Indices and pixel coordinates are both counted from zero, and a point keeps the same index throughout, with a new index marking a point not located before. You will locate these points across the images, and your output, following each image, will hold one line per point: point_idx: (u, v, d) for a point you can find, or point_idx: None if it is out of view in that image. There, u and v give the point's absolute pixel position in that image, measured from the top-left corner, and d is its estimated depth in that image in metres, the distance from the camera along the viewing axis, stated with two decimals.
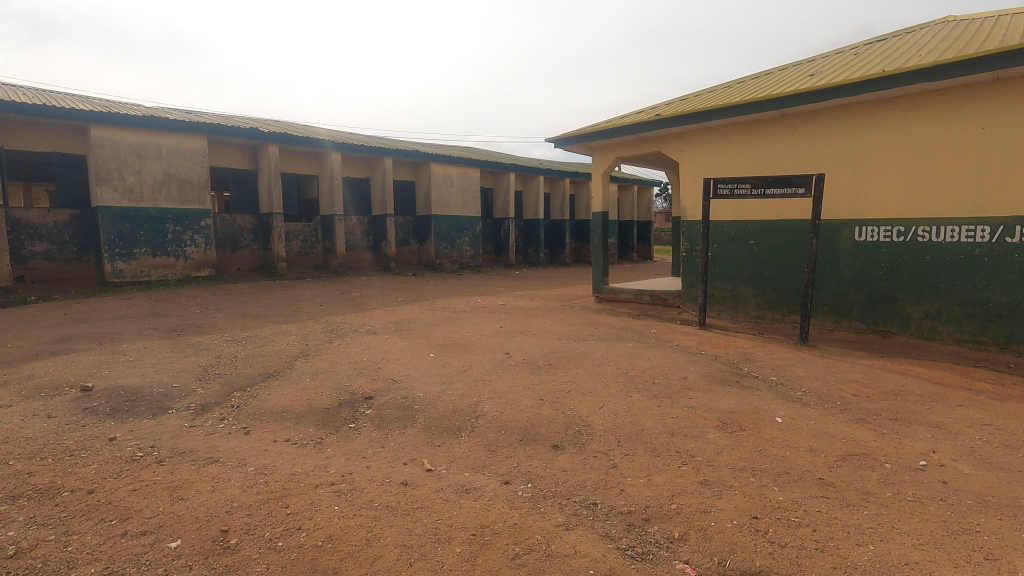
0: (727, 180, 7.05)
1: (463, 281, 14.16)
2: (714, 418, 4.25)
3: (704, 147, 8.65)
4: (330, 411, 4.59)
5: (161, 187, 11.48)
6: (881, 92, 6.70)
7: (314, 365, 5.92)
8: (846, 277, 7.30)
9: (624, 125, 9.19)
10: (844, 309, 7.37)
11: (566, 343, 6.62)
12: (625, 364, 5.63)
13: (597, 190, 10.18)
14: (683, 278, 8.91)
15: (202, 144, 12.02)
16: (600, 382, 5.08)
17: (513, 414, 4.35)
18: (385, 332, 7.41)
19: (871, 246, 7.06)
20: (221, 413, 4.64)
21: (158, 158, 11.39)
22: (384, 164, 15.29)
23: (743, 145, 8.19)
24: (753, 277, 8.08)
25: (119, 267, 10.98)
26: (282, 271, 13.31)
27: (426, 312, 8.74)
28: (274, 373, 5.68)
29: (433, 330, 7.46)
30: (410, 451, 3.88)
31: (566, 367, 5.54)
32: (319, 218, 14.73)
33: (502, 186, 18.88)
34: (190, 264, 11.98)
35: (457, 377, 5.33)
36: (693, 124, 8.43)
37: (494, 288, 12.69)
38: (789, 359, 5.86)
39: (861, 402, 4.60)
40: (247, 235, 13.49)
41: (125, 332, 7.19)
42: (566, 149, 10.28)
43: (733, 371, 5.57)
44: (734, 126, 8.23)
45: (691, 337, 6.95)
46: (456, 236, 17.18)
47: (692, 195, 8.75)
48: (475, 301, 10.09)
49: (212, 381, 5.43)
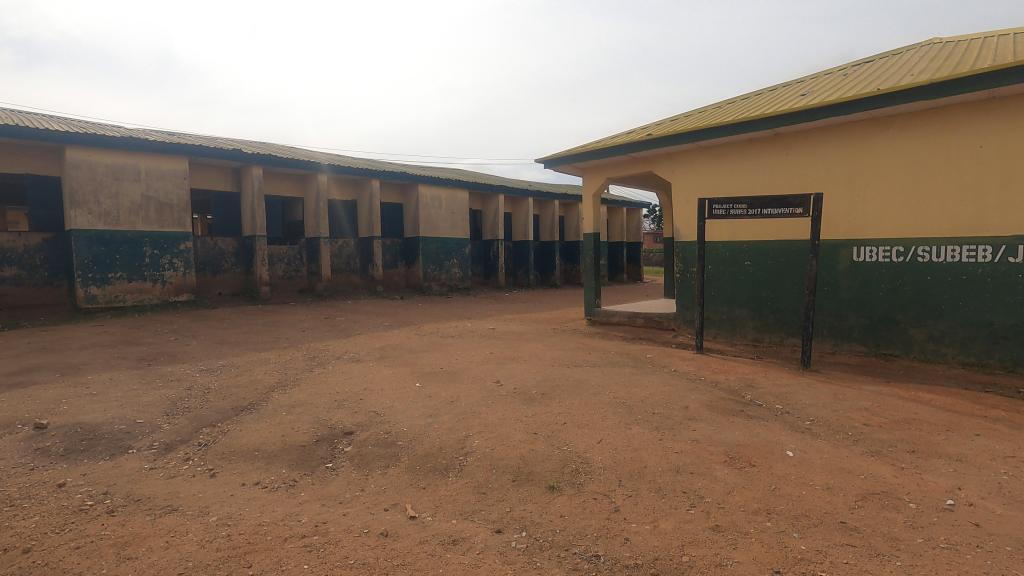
0: (723, 201, 6.86)
1: (452, 304, 13.83)
2: (721, 454, 3.96)
3: (696, 168, 8.49)
4: (306, 449, 4.24)
5: (139, 210, 11.12)
6: (876, 111, 6.60)
7: (292, 397, 5.56)
8: (845, 299, 7.11)
9: (614, 146, 9.03)
10: (844, 332, 7.16)
11: (559, 370, 6.31)
12: (622, 393, 5.33)
13: (588, 211, 9.98)
14: (677, 300, 8.67)
15: (184, 166, 11.70)
16: (596, 413, 4.77)
17: (505, 451, 4.02)
18: (368, 360, 7.05)
19: (870, 266, 6.89)
20: (186, 452, 4.26)
21: (137, 180, 11.06)
22: (371, 186, 15.03)
23: (736, 165, 8.04)
24: (750, 299, 7.88)
25: (92, 292, 10.53)
26: (265, 295, 12.89)
27: (413, 338, 8.40)
28: (248, 406, 5.29)
29: (419, 356, 7.12)
30: (392, 494, 3.53)
31: (560, 397, 5.22)
32: (304, 241, 14.40)
33: (491, 208, 18.73)
34: (168, 289, 11.55)
35: (445, 409, 5.00)
36: (684, 143, 8.28)
37: (483, 311, 12.38)
38: (793, 386, 5.59)
39: (875, 433, 4.33)
40: (229, 259, 13.11)
41: (91, 362, 6.76)
42: (556, 170, 10.09)
43: (736, 399, 5.28)
44: (726, 145, 8.10)
45: (688, 362, 6.69)
46: (444, 258, 16.93)
47: (685, 215, 8.56)
48: (463, 325, 9.76)
49: (180, 415, 5.04)
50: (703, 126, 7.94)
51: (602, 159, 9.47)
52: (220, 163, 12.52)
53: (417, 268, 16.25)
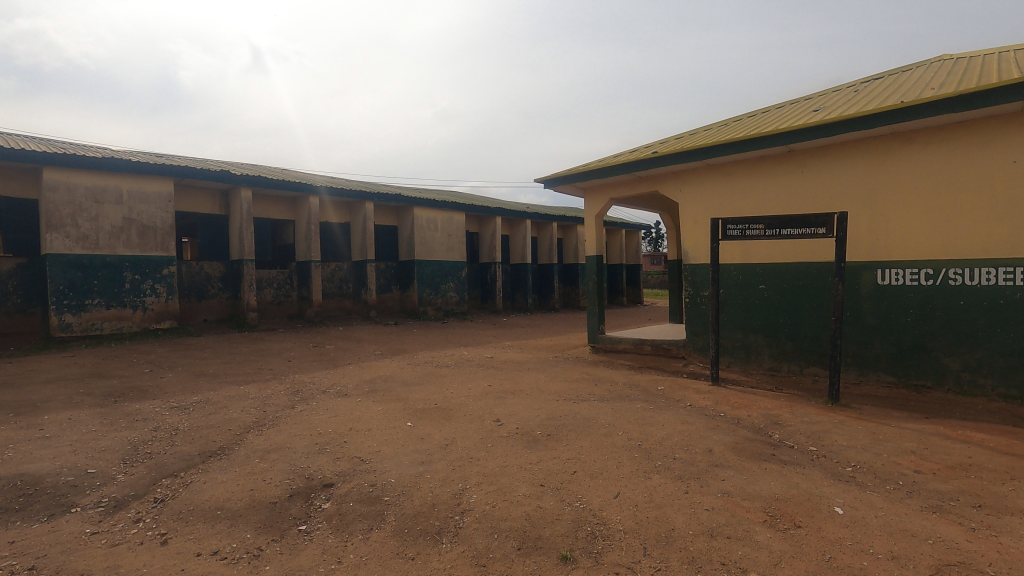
0: (737, 221, 6.39)
1: (448, 330, 13.28)
2: (759, 511, 3.40)
3: (704, 187, 8.05)
4: (277, 507, 3.66)
5: (120, 234, 10.63)
6: (899, 125, 6.20)
7: (268, 440, 4.98)
8: (869, 325, 6.62)
9: (617, 164, 8.62)
10: (869, 361, 6.65)
11: (565, 405, 5.75)
12: (636, 434, 4.76)
13: (590, 232, 9.53)
14: (687, 326, 8.16)
15: (168, 188, 11.25)
16: (610, 459, 4.20)
17: (507, 509, 3.45)
18: (356, 395, 6.47)
19: (897, 290, 6.42)
20: (138, 512, 3.67)
21: (118, 203, 10.59)
22: (364, 208, 14.61)
23: (747, 183, 7.60)
24: (766, 325, 7.38)
25: (67, 320, 9.95)
26: (252, 321, 12.33)
27: (406, 368, 7.83)
28: (217, 452, 4.71)
29: (411, 390, 6.56)
30: (374, 568, 2.96)
31: (568, 439, 4.66)
32: (295, 265, 13.90)
33: (488, 230, 18.32)
34: (149, 316, 10.97)
35: (438, 455, 4.43)
36: (692, 161, 7.87)
37: (480, 338, 11.82)
38: (824, 423, 5.05)
39: (930, 483, 3.79)
40: (216, 284, 12.57)
41: (52, 399, 6.16)
42: (556, 191, 9.66)
43: (763, 440, 4.73)
44: (737, 163, 7.68)
45: (704, 396, 6.15)
46: (440, 282, 16.43)
47: (694, 236, 8.11)
48: (459, 354, 9.20)
49: (139, 464, 4.46)
50: (712, 143, 7.54)
51: (604, 179, 9.05)
52: (207, 185, 12.08)
53: (412, 292, 15.73)
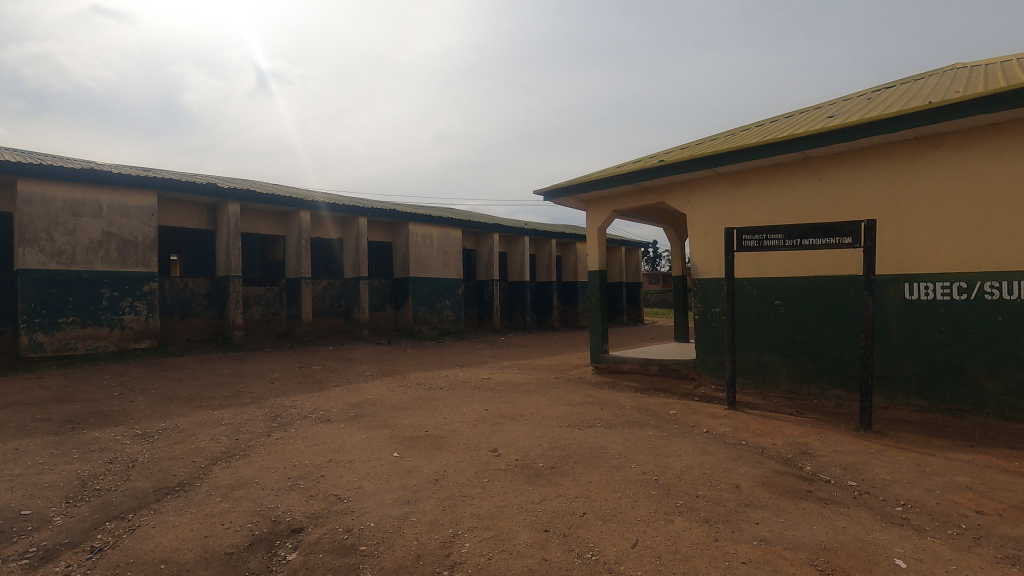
0: (754, 230, 5.92)
1: (444, 350, 12.72)
2: (806, 564, 2.84)
3: (714, 197, 7.60)
4: (234, 558, 3.09)
5: (98, 248, 10.12)
6: (925, 128, 5.78)
7: (236, 473, 4.41)
8: (897, 343, 6.11)
9: (621, 174, 8.19)
10: (898, 383, 6.13)
11: (569, 433, 5.20)
12: (651, 466, 4.21)
13: (592, 246, 9.06)
14: (698, 345, 7.64)
15: (152, 201, 10.78)
16: (624, 498, 3.65)
17: (506, 562, 2.90)
18: (340, 420, 5.91)
19: (926, 305, 5.94)
20: (68, 564, 3.11)
21: (97, 216, 10.10)
22: (357, 223, 14.15)
23: (760, 193, 7.16)
24: (784, 344, 6.88)
25: (38, 339, 9.38)
26: (238, 341, 11.77)
27: (396, 391, 7.27)
28: (176, 488, 4.14)
29: (400, 416, 6.00)
30: None
31: (575, 473, 4.11)
32: (285, 282, 13.37)
33: (485, 247, 17.88)
34: (127, 335, 10.38)
35: (427, 492, 3.86)
36: (701, 170, 7.43)
37: (477, 358, 11.26)
38: (861, 454, 4.52)
39: (999, 527, 3.25)
40: (201, 301, 12.02)
41: (3, 426, 5.59)
42: (556, 203, 9.22)
43: (795, 473, 4.18)
44: (748, 172, 7.25)
45: (722, 421, 5.60)
46: (436, 300, 15.90)
47: (704, 249, 7.64)
48: (454, 375, 8.64)
49: (83, 503, 3.89)
50: (722, 150, 7.11)
51: (607, 190, 8.62)
52: (193, 199, 11.62)
53: (407, 310, 15.22)
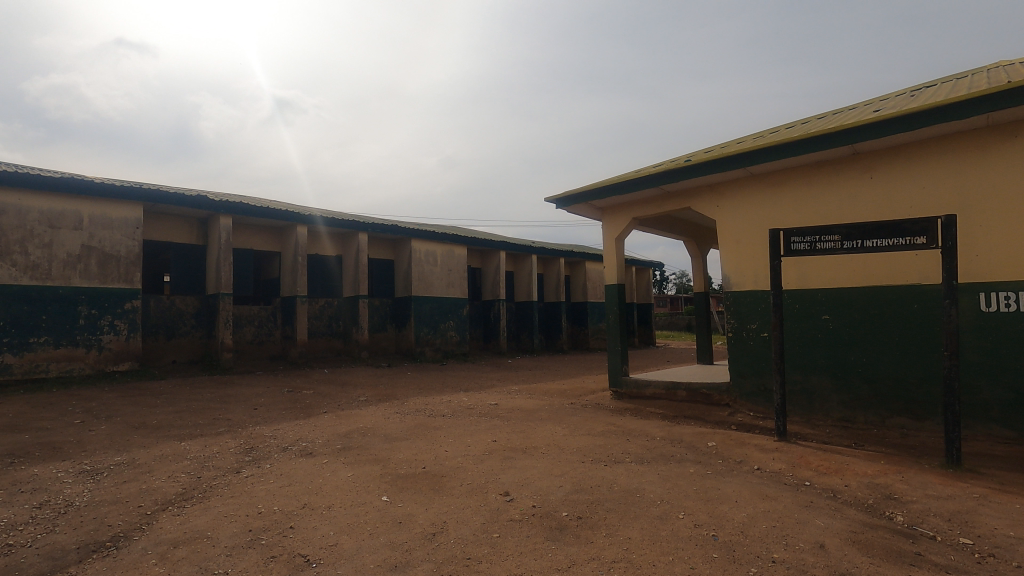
0: (804, 231, 5.13)
1: (447, 373, 11.87)
2: None
3: (746, 200, 6.81)
4: None
5: (76, 263, 9.42)
6: (1001, 115, 4.99)
7: (187, 522, 3.57)
8: (973, 363, 5.24)
9: (641, 177, 7.43)
10: (974, 411, 5.24)
11: (595, 471, 4.33)
12: (704, 517, 3.34)
13: (609, 258, 8.26)
14: (732, 366, 6.78)
15: (137, 213, 10.12)
16: (677, 563, 2.79)
17: None
18: (324, 453, 5.08)
19: (1008, 318, 5.08)
20: None
21: (77, 228, 9.43)
22: (358, 239, 13.45)
23: (800, 194, 6.37)
24: (834, 365, 6.03)
25: (5, 360, 8.62)
26: (227, 363, 10.97)
27: (392, 419, 6.42)
28: (106, 544, 3.30)
29: (394, 448, 5.15)
30: None
31: (608, 526, 3.25)
32: (279, 301, 12.64)
33: (491, 266, 17.15)
34: (106, 356, 9.59)
35: (420, 551, 3.01)
36: (732, 170, 6.66)
37: (483, 382, 10.39)
38: (962, 501, 3.62)
39: None
40: (188, 321, 11.27)
41: None
42: (568, 212, 8.47)
43: (887, 527, 3.30)
44: (786, 172, 6.48)
45: (774, 456, 4.72)
46: (439, 320, 15.09)
47: (737, 259, 6.84)
48: (458, 400, 7.78)
49: None
50: (757, 146, 6.34)
51: (625, 197, 7.86)
52: (183, 212, 10.97)
53: (409, 331, 14.42)
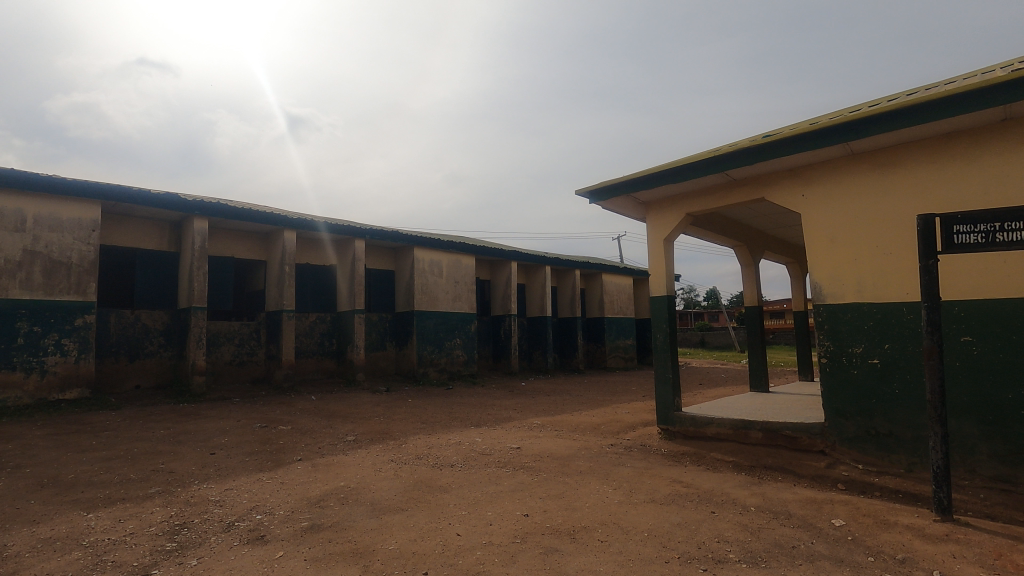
0: (973, 217, 3.60)
1: (453, 401, 10.28)
2: None
3: (841, 188, 5.30)
4: None
5: (16, 270, 7.96)
6: None
7: None
8: None
9: (702, 161, 5.90)
10: None
11: None
12: None
13: (656, 263, 6.71)
14: (828, 402, 5.20)
15: (93, 214, 8.66)
16: None
17: None
18: (281, 538, 3.51)
19: None
20: None
21: (18, 230, 7.99)
22: (354, 247, 11.93)
23: (920, 177, 4.83)
24: (981, 404, 4.44)
25: None
26: (198, 389, 9.41)
27: (384, 474, 4.83)
28: None
29: (382, 529, 3.58)
30: None
31: None
32: (264, 316, 11.15)
33: (502, 277, 15.62)
34: (49, 382, 8.08)
35: None
36: (829, 147, 5.13)
37: (497, 413, 8.78)
38: None
39: None
40: (155, 339, 9.78)
41: None
42: (603, 207, 6.93)
43: None
44: (899, 150, 4.95)
45: (958, 554, 3.11)
46: (444, 337, 13.55)
47: (831, 263, 5.31)
48: (469, 442, 6.18)
49: None
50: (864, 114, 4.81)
51: (679, 186, 6.33)
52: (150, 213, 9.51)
53: (410, 350, 12.88)
